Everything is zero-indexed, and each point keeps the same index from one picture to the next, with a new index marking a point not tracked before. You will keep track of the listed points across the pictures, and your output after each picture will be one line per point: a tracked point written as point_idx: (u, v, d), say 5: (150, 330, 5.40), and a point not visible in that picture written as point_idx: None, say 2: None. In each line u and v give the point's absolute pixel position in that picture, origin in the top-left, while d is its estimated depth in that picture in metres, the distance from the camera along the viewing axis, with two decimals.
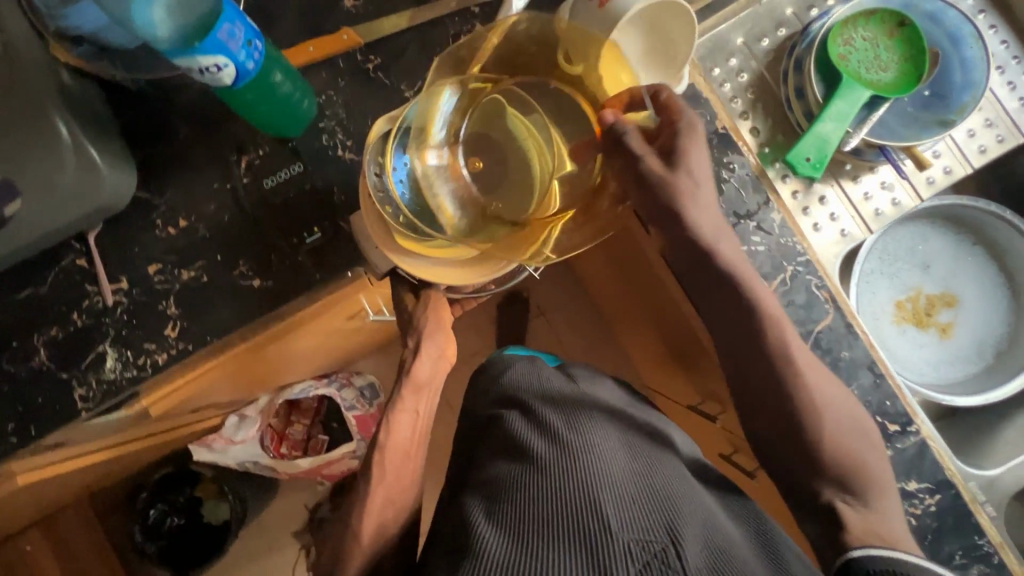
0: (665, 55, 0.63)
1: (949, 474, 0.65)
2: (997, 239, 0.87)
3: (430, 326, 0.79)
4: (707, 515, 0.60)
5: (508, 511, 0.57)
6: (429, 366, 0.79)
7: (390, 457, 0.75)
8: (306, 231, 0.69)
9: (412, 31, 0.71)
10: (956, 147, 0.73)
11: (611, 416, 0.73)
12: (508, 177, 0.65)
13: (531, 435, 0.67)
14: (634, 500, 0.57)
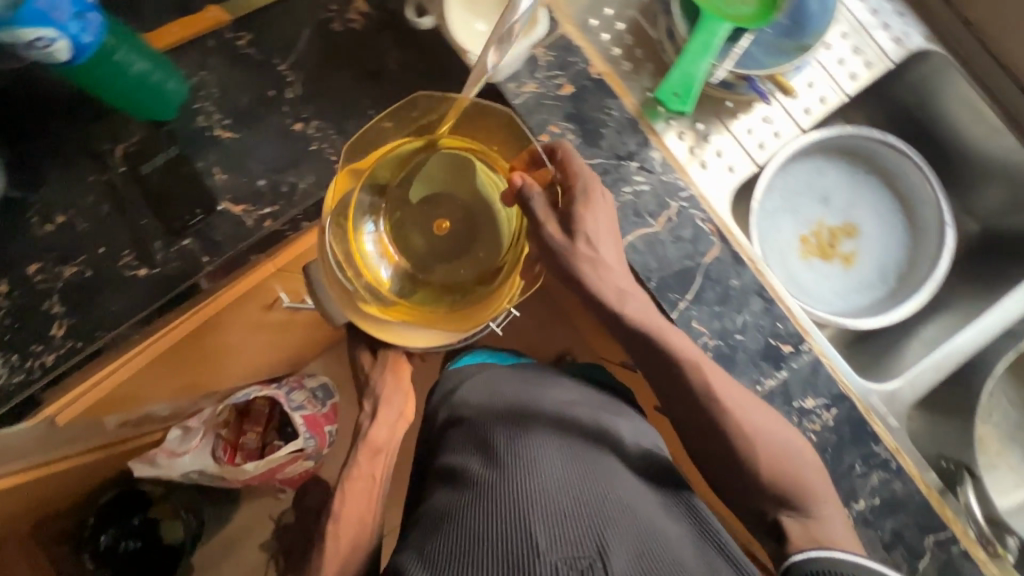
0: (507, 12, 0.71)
1: (843, 388, 0.67)
2: (889, 164, 0.89)
3: (386, 387, 0.80)
4: (646, 525, 0.58)
5: (435, 536, 0.57)
6: (386, 428, 0.79)
7: (345, 519, 0.71)
8: (188, 214, 0.68)
9: (282, 4, 0.70)
10: (828, 77, 0.76)
11: (557, 427, 0.69)
12: (476, 244, 0.68)
13: (473, 457, 0.66)
14: (566, 513, 0.56)
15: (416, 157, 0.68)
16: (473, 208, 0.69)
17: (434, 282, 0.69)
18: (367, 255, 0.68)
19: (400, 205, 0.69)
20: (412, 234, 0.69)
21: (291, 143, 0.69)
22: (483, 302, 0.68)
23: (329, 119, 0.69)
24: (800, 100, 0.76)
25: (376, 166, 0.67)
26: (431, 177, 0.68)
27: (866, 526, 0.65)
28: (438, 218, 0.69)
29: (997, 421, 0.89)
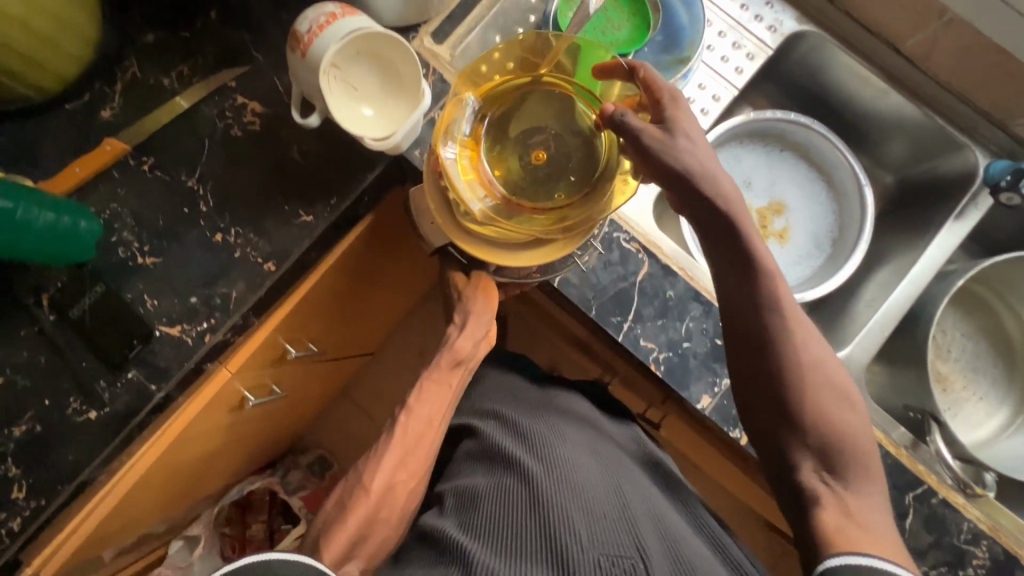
0: (393, 79, 0.65)
1: None
2: (794, 141, 0.93)
3: (476, 299, 0.77)
4: (656, 515, 0.66)
5: (476, 515, 0.65)
6: (469, 344, 0.76)
7: (421, 412, 0.74)
8: (127, 347, 0.67)
9: (177, 121, 0.71)
10: (716, 76, 0.79)
11: (585, 429, 0.77)
12: (574, 169, 0.64)
13: (514, 447, 0.72)
14: (604, 515, 0.63)
15: (518, 90, 0.66)
16: (568, 136, 0.65)
17: (535, 199, 0.64)
18: (468, 172, 0.65)
19: (496, 135, 0.66)
20: (509, 155, 0.65)
21: (216, 254, 0.69)
22: (580, 218, 0.63)
23: (248, 222, 0.70)
24: (695, 103, 0.79)
25: (485, 96, 0.66)
26: (534, 110, 0.66)
27: None
28: (537, 146, 0.65)
29: (958, 354, 0.91)
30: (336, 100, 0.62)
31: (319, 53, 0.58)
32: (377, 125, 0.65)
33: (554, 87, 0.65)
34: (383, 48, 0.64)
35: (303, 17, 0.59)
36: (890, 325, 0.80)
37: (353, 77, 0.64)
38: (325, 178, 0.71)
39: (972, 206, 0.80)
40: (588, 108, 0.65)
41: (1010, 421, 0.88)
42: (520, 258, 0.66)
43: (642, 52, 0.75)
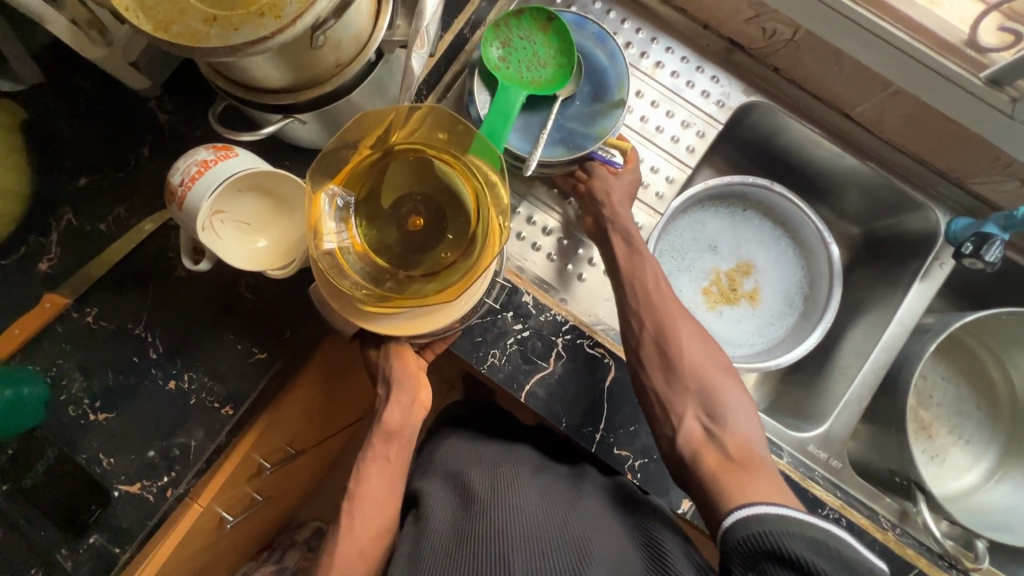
0: (284, 207, 0.59)
1: (774, 463, 0.69)
2: (756, 200, 0.92)
3: (396, 372, 0.69)
4: (624, 551, 0.57)
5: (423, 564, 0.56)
6: (401, 412, 0.69)
7: (363, 497, 0.66)
8: (85, 512, 0.65)
9: (118, 267, 0.69)
10: (668, 157, 0.78)
11: (538, 478, 0.71)
12: (454, 224, 0.57)
13: (459, 505, 0.65)
14: (548, 549, 0.55)
15: (374, 164, 0.59)
16: (439, 194, 0.59)
17: (421, 266, 0.57)
18: (346, 255, 0.57)
19: (368, 213, 0.58)
20: (384, 229, 0.58)
21: (170, 403, 0.67)
22: (472, 269, 0.55)
23: (201, 367, 0.68)
24: (651, 187, 0.78)
25: (342, 181, 0.58)
26: (397, 180, 0.59)
27: None
28: (410, 214, 0.58)
29: (940, 399, 0.91)
30: (227, 247, 0.55)
31: (196, 208, 0.52)
32: (283, 255, 0.59)
33: (410, 152, 0.59)
34: (265, 179, 0.58)
35: (172, 168, 0.53)
36: (869, 391, 0.78)
37: (240, 213, 0.57)
38: (277, 313, 0.69)
39: (936, 265, 0.79)
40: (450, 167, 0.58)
41: (998, 464, 0.87)
42: (417, 323, 0.57)
43: (573, 105, 0.75)
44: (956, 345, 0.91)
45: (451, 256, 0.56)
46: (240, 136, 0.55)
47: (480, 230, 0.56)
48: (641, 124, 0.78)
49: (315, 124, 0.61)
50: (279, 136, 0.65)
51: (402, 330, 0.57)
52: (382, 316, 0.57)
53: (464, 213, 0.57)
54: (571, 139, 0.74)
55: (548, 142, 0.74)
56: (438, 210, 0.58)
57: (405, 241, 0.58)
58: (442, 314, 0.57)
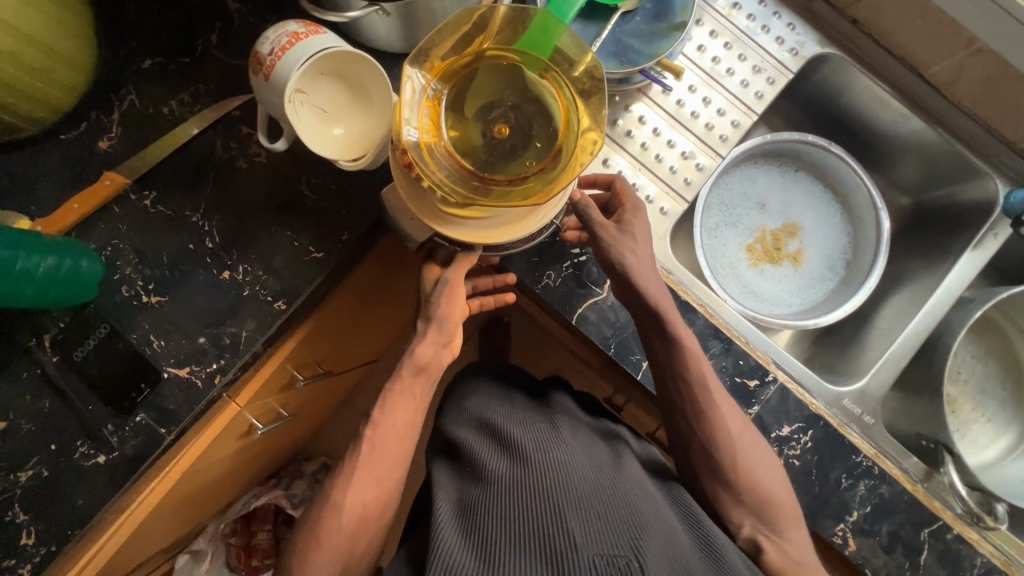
0: (360, 98, 0.59)
1: (814, 408, 0.69)
2: (811, 160, 0.92)
3: (437, 297, 0.63)
4: (678, 534, 0.58)
5: (483, 503, 0.58)
6: (434, 347, 0.64)
7: (389, 421, 0.63)
8: (134, 389, 0.66)
9: (178, 153, 0.68)
10: (735, 102, 0.77)
11: (580, 423, 0.73)
12: (543, 133, 0.55)
13: (509, 426, 0.67)
14: (603, 517, 0.55)
15: (465, 68, 0.56)
16: (529, 103, 0.56)
17: (507, 172, 0.54)
18: (432, 154, 0.54)
19: (454, 115, 0.56)
20: (470, 132, 0.55)
21: (224, 293, 0.67)
22: (563, 179, 0.53)
23: (255, 259, 0.68)
24: (715, 129, 0.77)
25: (432, 80, 0.56)
26: (486, 84, 0.56)
27: (862, 536, 0.67)
28: (498, 121, 0.55)
29: (968, 376, 0.92)
30: (302, 127, 0.55)
31: (284, 80, 0.52)
32: (355, 145, 0.58)
33: (502, 59, 0.56)
34: (349, 65, 0.57)
35: (262, 38, 0.53)
36: (908, 350, 0.79)
37: (320, 99, 0.57)
38: (334, 214, 0.69)
39: (990, 235, 0.79)
40: (540, 77, 0.56)
41: (1019, 442, 0.88)
42: (493, 231, 0.56)
43: (634, 21, 0.70)
44: (994, 322, 0.92)
45: (538, 164, 0.54)
46: (327, 15, 0.54)
47: (572, 144, 0.54)
48: (712, 65, 0.77)
49: (395, 19, 0.59)
50: (356, 34, 0.63)
51: (481, 237, 0.55)
52: (462, 221, 0.55)
53: (552, 124, 0.55)
54: (625, 55, 0.69)
55: (601, 54, 0.69)
56: (526, 119, 0.56)
57: (489, 143, 0.55)
58: (522, 224, 0.56)
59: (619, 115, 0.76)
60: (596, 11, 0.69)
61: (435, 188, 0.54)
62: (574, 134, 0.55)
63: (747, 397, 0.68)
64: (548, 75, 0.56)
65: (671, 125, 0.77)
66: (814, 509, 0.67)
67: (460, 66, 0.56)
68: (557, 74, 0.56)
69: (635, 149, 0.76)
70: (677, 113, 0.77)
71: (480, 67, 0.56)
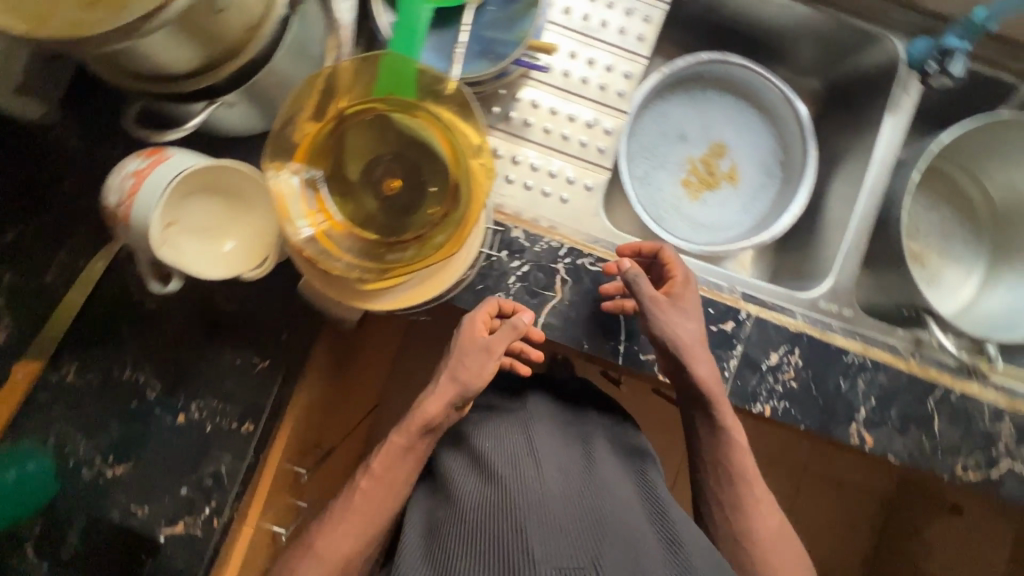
0: (238, 203, 0.55)
1: (794, 326, 0.69)
2: (715, 76, 0.90)
3: (459, 341, 0.62)
4: (646, 527, 0.58)
5: (448, 525, 0.57)
6: (443, 405, 0.61)
7: (382, 465, 0.62)
8: (136, 564, 0.63)
9: (81, 315, 0.63)
10: (619, 53, 0.74)
11: (560, 425, 0.71)
12: (434, 174, 0.52)
13: (485, 442, 0.65)
14: (568, 523, 0.54)
15: (331, 137, 0.52)
16: (408, 147, 0.53)
17: (412, 229, 0.52)
18: (332, 240, 0.51)
19: (340, 189, 0.52)
20: (362, 201, 0.52)
21: (187, 436, 0.64)
22: (467, 213, 0.50)
23: (204, 391, 0.64)
24: (610, 87, 0.74)
25: (302, 164, 0.51)
26: (359, 144, 0.53)
27: (876, 428, 0.68)
28: (384, 177, 0.52)
29: (926, 229, 0.93)
30: (190, 257, 0.51)
31: (145, 224, 0.47)
32: (250, 253, 0.54)
33: (363, 113, 0.52)
34: (212, 177, 0.53)
35: (105, 188, 0.48)
36: (864, 231, 0.78)
37: (194, 220, 0.53)
38: (266, 316, 0.65)
39: (903, 95, 0.78)
40: (409, 114, 0.52)
41: (991, 274, 0.91)
42: (423, 287, 0.52)
43: (488, 12, 0.65)
44: (936, 167, 0.93)
45: (440, 208, 0.51)
46: (165, 135, 0.50)
47: (466, 176, 0.51)
48: (583, 23, 0.73)
49: (243, 106, 0.55)
50: (210, 132, 0.59)
51: (412, 300, 0.52)
52: (387, 291, 0.52)
53: (439, 159, 0.52)
54: (492, 50, 0.65)
55: (468, 58, 0.65)
56: (413, 164, 0.52)
57: (384, 204, 0.52)
58: (447, 271, 0.53)
59: (511, 108, 0.72)
60: (447, 19, 0.65)
61: (347, 277, 0.51)
62: (462, 159, 0.51)
63: (728, 343, 0.67)
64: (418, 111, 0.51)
65: (565, 99, 0.73)
66: (826, 421, 0.68)
67: (323, 137, 0.52)
68: (424, 105, 0.51)
69: (540, 137, 0.73)
70: (566, 84, 0.73)
71: (346, 130, 0.52)
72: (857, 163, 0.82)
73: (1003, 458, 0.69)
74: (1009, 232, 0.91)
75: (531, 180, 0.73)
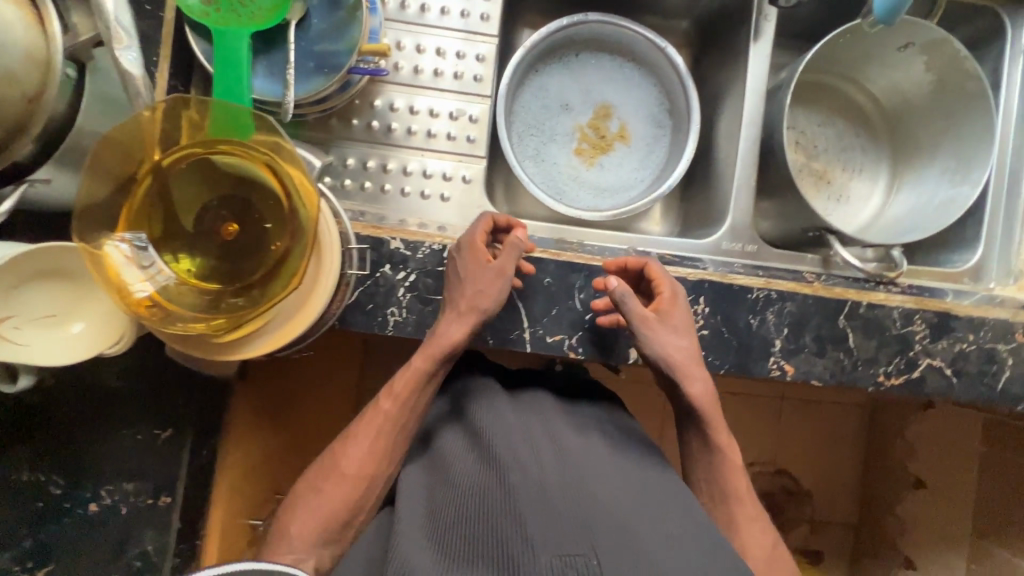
0: (81, 283, 0.52)
1: (693, 276, 0.69)
2: (584, 38, 0.87)
3: (468, 266, 0.61)
4: (641, 497, 0.53)
5: (441, 502, 0.54)
6: (463, 327, 0.60)
7: (390, 405, 0.63)
8: None
9: None
10: (467, 36, 0.71)
11: (565, 411, 0.67)
12: (266, 210, 0.49)
13: (486, 426, 0.61)
14: (565, 508, 0.50)
15: (150, 195, 0.49)
16: (235, 189, 0.50)
17: (258, 269, 0.49)
18: (176, 300, 0.48)
19: (174, 247, 0.49)
20: (199, 254, 0.49)
21: (102, 525, 0.61)
22: (305, 248, 0.48)
23: (110, 476, 0.61)
24: (466, 74, 0.71)
25: (125, 231, 0.48)
26: (181, 195, 0.49)
27: (793, 356, 0.69)
28: (217, 225, 0.50)
29: (824, 145, 0.93)
30: (32, 351, 0.49)
31: None
32: (101, 333, 0.52)
33: (178, 163, 0.49)
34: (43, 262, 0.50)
35: None
36: (751, 165, 0.78)
37: (31, 310, 0.50)
38: (157, 385, 0.63)
39: (764, 21, 0.77)
40: (225, 155, 0.49)
41: (894, 180, 0.90)
42: (287, 326, 0.52)
43: (313, 26, 0.63)
44: (823, 82, 0.92)
45: (281, 244, 0.49)
46: None
47: (298, 203, 0.49)
48: (422, 14, 0.70)
49: (60, 177, 0.52)
50: (36, 211, 0.55)
51: (280, 340, 0.52)
52: (252, 338, 0.51)
53: (269, 195, 0.49)
54: (325, 63, 0.63)
55: (302, 77, 0.62)
56: (243, 206, 0.50)
57: (224, 253, 0.50)
58: (309, 305, 0.52)
59: (370, 117, 0.70)
60: (272, 42, 0.63)
61: (198, 332, 0.48)
62: (292, 192, 0.49)
63: None
64: (230, 147, 0.49)
65: (422, 96, 0.71)
66: (742, 361, 0.68)
67: (140, 197, 0.49)
68: (235, 141, 0.48)
69: (406, 140, 0.71)
70: (420, 80, 0.71)
71: (163, 184, 0.49)
72: (736, 97, 0.81)
73: (923, 356, 0.70)
74: (904, 132, 0.90)
75: (407, 185, 0.71)
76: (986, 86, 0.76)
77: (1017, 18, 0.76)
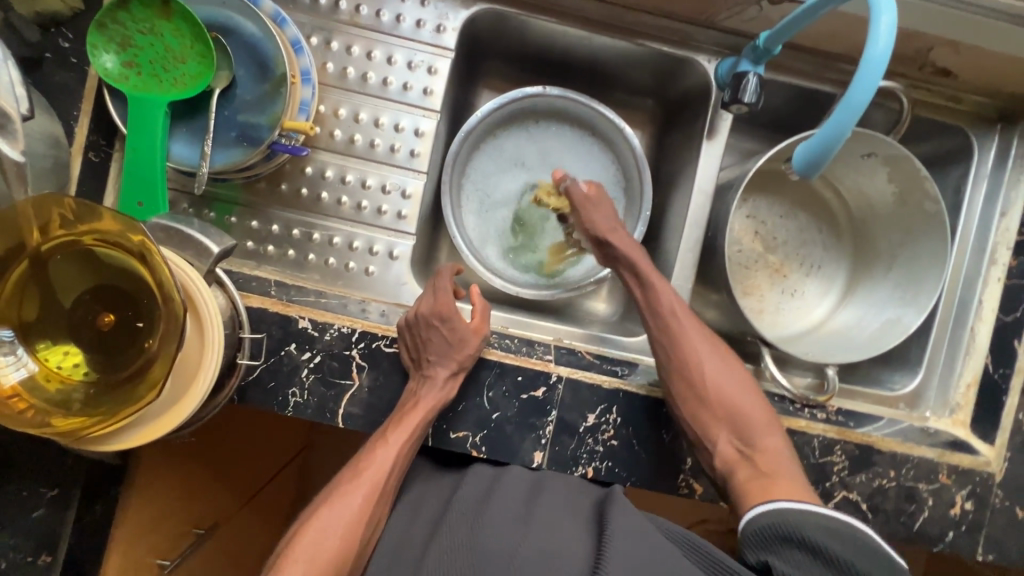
0: None
1: (610, 382, 0.67)
2: (544, 107, 0.85)
3: (442, 323, 0.64)
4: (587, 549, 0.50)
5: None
6: (433, 396, 0.61)
7: (369, 469, 0.60)
8: None
9: None
10: (408, 110, 0.70)
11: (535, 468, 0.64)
12: (143, 305, 0.48)
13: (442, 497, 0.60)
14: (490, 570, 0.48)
15: (23, 286, 0.47)
16: (114, 281, 0.49)
17: (129, 364, 0.47)
18: (41, 397, 0.46)
19: (45, 341, 0.47)
20: (72, 348, 0.48)
21: None
22: (171, 347, 0.46)
23: None
24: (402, 148, 0.70)
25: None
26: (58, 286, 0.48)
27: (703, 475, 0.67)
28: (94, 318, 0.48)
29: (783, 237, 0.88)
30: None
31: None
32: None
33: (56, 252, 0.47)
34: None
35: None
36: (691, 265, 0.77)
37: None
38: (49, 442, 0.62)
39: (720, 118, 0.75)
40: (104, 246, 0.48)
41: (849, 283, 0.87)
42: (162, 418, 0.49)
43: (238, 96, 0.62)
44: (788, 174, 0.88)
45: (156, 339, 0.47)
46: None
47: (170, 303, 0.47)
48: (364, 84, 0.69)
49: None
50: None
51: (153, 434, 0.49)
52: (125, 430, 0.49)
53: (147, 290, 0.48)
54: (248, 134, 0.61)
55: (223, 146, 0.61)
56: (123, 298, 0.48)
57: (98, 346, 0.48)
58: (187, 398, 0.49)
59: (300, 183, 0.69)
60: (195, 107, 0.61)
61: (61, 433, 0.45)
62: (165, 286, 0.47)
63: (541, 409, 0.65)
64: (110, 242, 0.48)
65: (357, 166, 0.69)
66: (651, 475, 0.66)
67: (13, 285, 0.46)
68: (111, 234, 0.47)
69: (335, 210, 0.69)
70: (354, 150, 0.69)
71: (40, 275, 0.47)
72: (686, 189, 0.79)
73: (842, 486, 0.67)
74: (865, 235, 0.87)
75: (332, 256, 0.70)
76: (943, 208, 0.74)
77: (984, 140, 0.75)
